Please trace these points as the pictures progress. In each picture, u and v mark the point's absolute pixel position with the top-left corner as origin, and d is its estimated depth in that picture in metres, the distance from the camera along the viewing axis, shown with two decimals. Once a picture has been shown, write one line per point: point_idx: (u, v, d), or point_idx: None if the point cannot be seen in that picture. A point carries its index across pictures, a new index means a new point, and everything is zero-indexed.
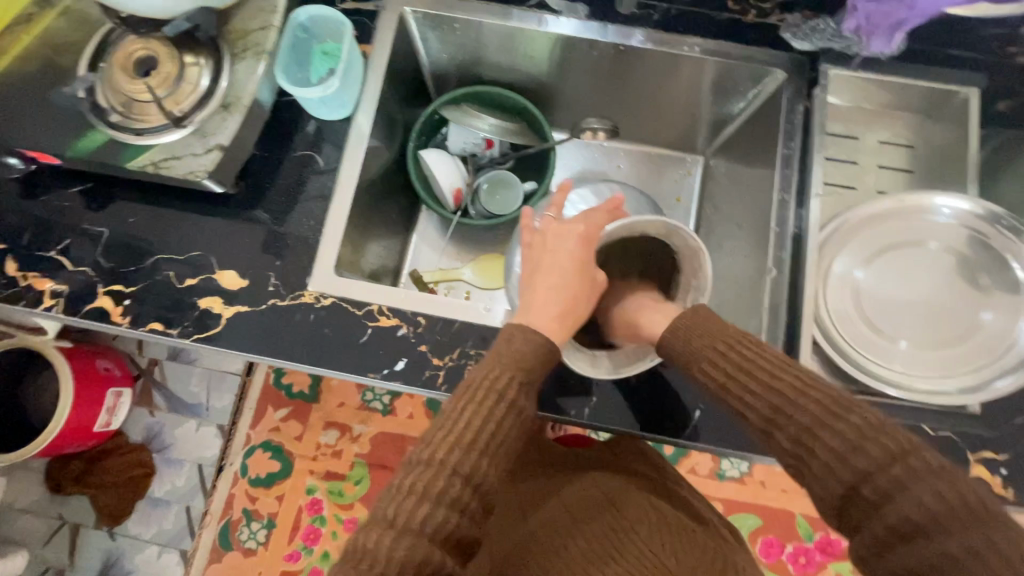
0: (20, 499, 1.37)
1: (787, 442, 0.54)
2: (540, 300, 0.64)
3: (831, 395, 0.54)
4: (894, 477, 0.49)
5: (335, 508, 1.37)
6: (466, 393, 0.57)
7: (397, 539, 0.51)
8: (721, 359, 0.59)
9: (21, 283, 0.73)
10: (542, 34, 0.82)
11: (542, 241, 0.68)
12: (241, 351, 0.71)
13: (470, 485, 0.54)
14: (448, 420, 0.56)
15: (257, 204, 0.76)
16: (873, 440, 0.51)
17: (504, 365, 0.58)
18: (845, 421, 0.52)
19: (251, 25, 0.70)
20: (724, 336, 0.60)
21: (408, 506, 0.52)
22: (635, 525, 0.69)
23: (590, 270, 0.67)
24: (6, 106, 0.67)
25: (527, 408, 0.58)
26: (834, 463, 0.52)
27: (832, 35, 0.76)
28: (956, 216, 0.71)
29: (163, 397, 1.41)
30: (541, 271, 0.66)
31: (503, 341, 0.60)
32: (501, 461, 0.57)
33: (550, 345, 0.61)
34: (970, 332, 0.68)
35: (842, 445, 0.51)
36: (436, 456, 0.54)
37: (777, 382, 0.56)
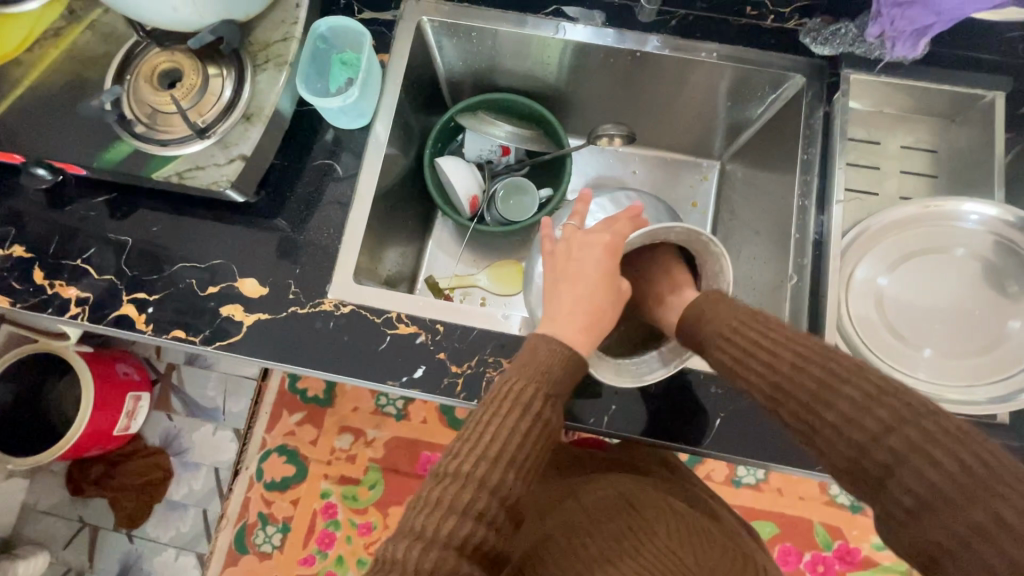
0: (42, 501, 1.40)
1: (796, 415, 0.54)
2: (564, 310, 0.63)
3: (836, 365, 0.53)
4: (892, 449, 0.48)
5: (350, 512, 1.37)
6: (492, 404, 0.57)
7: (425, 551, 0.51)
8: (729, 339, 0.60)
9: (47, 291, 0.75)
10: (558, 42, 0.82)
11: (565, 251, 0.68)
12: (263, 358, 0.72)
13: (498, 499, 0.53)
14: (476, 432, 0.55)
15: (277, 213, 0.77)
16: (871, 410, 0.50)
17: (530, 375, 0.58)
18: (843, 394, 0.51)
19: (272, 36, 0.71)
20: (731, 317, 0.61)
21: (434, 518, 0.52)
22: (653, 522, 0.68)
23: (615, 280, 0.66)
24: (36, 118, 0.68)
25: (553, 419, 0.58)
26: (840, 430, 0.51)
27: (854, 39, 0.76)
28: (983, 222, 0.70)
29: (180, 402, 1.43)
30: (567, 281, 0.65)
31: (529, 350, 0.60)
32: (528, 473, 0.56)
33: (572, 353, 0.60)
34: (998, 341, 0.67)
35: (840, 419, 0.51)
36: (463, 470, 0.53)
37: (779, 357, 0.56)
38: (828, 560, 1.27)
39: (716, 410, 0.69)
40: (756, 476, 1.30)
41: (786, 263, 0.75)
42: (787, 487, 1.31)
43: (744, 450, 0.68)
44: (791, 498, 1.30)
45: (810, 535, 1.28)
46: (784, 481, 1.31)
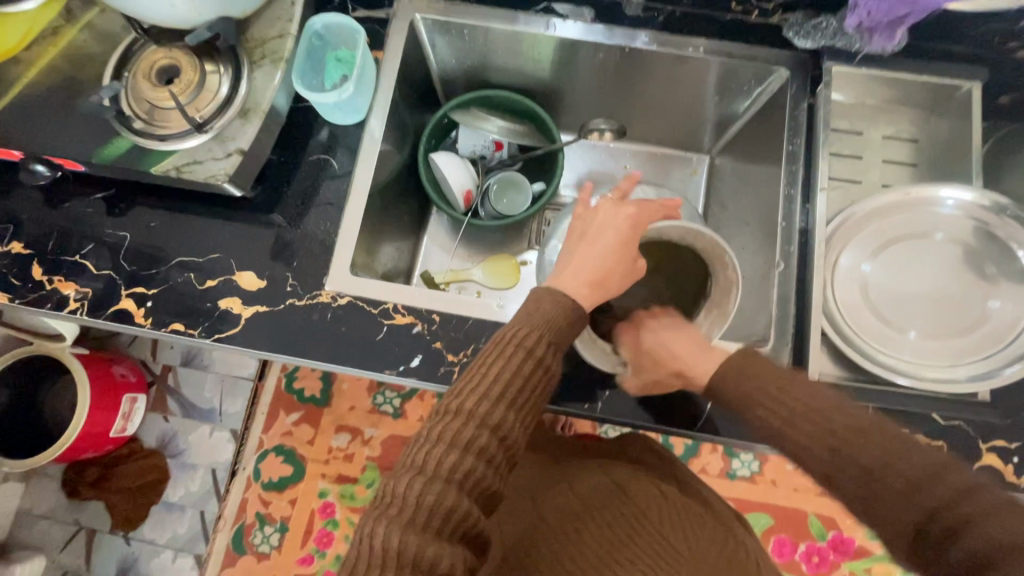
0: (39, 505, 1.39)
1: (853, 481, 0.54)
2: (575, 267, 0.65)
3: (893, 432, 0.54)
4: (967, 507, 0.48)
5: (348, 511, 1.38)
6: (494, 349, 0.58)
7: (426, 485, 0.51)
8: (774, 399, 0.58)
9: (46, 287, 0.76)
10: (548, 37, 0.84)
11: (590, 217, 0.68)
12: (261, 350, 0.73)
13: (497, 436, 0.55)
14: (477, 374, 0.57)
15: (274, 208, 0.78)
16: (944, 471, 0.51)
17: (531, 325, 0.59)
18: (915, 454, 0.52)
19: (268, 33, 0.72)
20: (773, 377, 0.60)
21: (436, 452, 0.53)
22: (647, 507, 0.69)
23: (630, 254, 0.66)
24: (35, 115, 0.69)
25: (552, 366, 0.59)
26: (903, 497, 0.51)
27: (835, 32, 0.77)
28: (960, 208, 0.72)
29: (177, 403, 1.43)
30: (586, 238, 0.66)
31: (532, 302, 0.61)
32: (525, 418, 0.57)
33: (575, 309, 0.62)
34: (979, 322, 0.69)
35: (912, 478, 0.51)
36: (465, 407, 0.55)
37: (837, 417, 0.55)
38: (822, 550, 1.28)
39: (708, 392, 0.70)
40: (751, 467, 1.32)
41: (773, 251, 0.77)
42: (781, 479, 1.33)
43: (736, 432, 0.69)
44: (785, 489, 1.31)
45: (804, 526, 1.29)
46: (779, 473, 1.33)
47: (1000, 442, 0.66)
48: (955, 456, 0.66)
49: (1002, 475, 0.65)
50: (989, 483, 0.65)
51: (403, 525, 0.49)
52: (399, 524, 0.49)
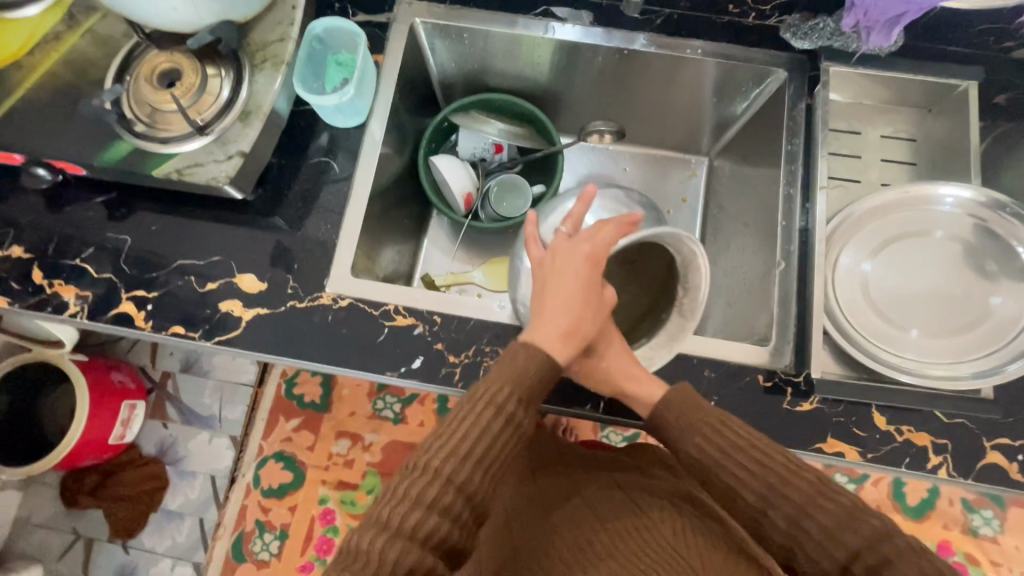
0: (36, 514, 1.38)
1: (780, 522, 0.57)
2: (546, 317, 0.63)
3: (821, 476, 0.57)
4: (883, 553, 0.52)
5: (348, 518, 1.37)
6: (466, 406, 0.58)
7: (389, 541, 0.52)
8: (708, 441, 0.60)
9: (46, 291, 0.76)
10: (547, 41, 0.84)
11: (548, 263, 0.66)
12: (262, 352, 0.73)
13: (462, 495, 0.55)
14: (447, 430, 0.57)
15: (275, 211, 0.78)
16: (862, 518, 0.54)
17: (505, 379, 0.59)
18: (837, 501, 0.55)
19: (269, 37, 0.73)
20: (708, 416, 0.61)
21: (401, 510, 0.53)
22: (660, 522, 0.70)
23: (595, 292, 0.65)
24: (35, 119, 0.69)
25: (525, 422, 0.59)
26: (824, 540, 0.55)
27: (832, 33, 0.78)
28: (959, 205, 0.72)
29: (176, 410, 1.42)
30: (547, 286, 0.64)
31: (508, 358, 0.61)
32: (496, 472, 0.58)
33: (553, 361, 0.61)
34: (980, 319, 0.69)
35: (833, 523, 0.54)
36: (432, 464, 0.55)
37: (770, 462, 0.58)
38: None
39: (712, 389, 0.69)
40: None
41: (774, 251, 0.77)
42: None
43: None
44: None
45: None
46: None
47: (1004, 440, 0.66)
48: (959, 453, 0.65)
49: (1007, 473, 0.65)
50: (994, 480, 0.65)
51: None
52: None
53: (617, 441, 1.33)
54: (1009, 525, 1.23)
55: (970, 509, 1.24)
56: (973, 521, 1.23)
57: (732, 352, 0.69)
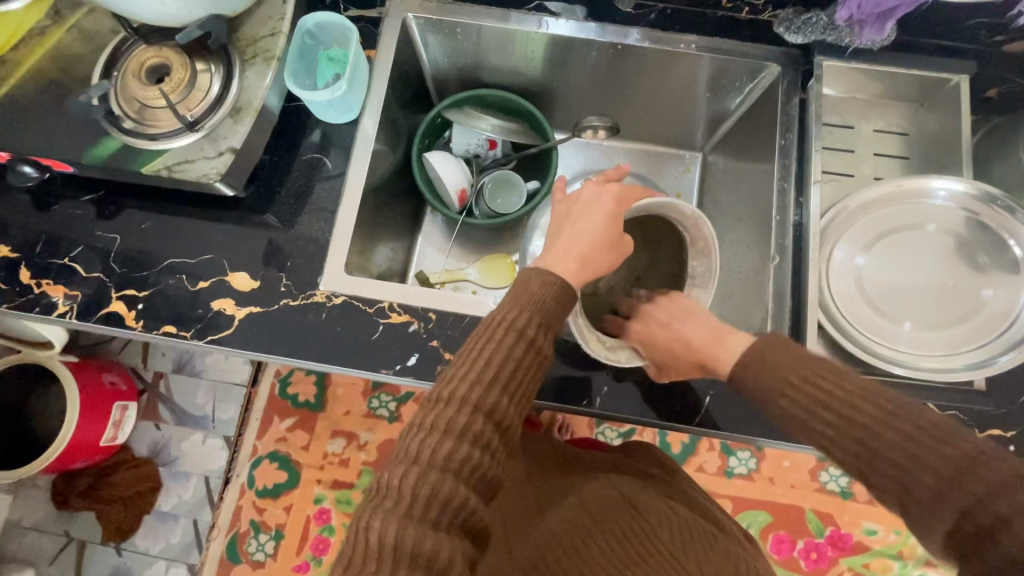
0: (27, 517, 1.36)
1: (887, 474, 0.50)
2: (563, 247, 0.66)
3: (928, 420, 0.50)
4: (1011, 505, 0.44)
5: (344, 517, 1.36)
6: (485, 331, 0.57)
7: (422, 476, 0.50)
8: (800, 389, 0.55)
9: (34, 290, 0.74)
10: (541, 36, 0.84)
11: (574, 201, 0.70)
12: (255, 351, 0.72)
13: (492, 421, 0.54)
14: (468, 358, 0.56)
15: (267, 208, 0.77)
16: (982, 467, 0.46)
17: (524, 305, 0.59)
18: (948, 450, 0.48)
19: (260, 32, 0.72)
20: (795, 364, 0.56)
21: (430, 441, 0.51)
22: (656, 524, 0.68)
23: (617, 234, 0.68)
24: (22, 116, 0.68)
25: (546, 348, 0.59)
26: (938, 494, 0.47)
27: (825, 27, 0.78)
28: (951, 198, 0.73)
29: (169, 410, 1.41)
30: (570, 221, 0.68)
31: (521, 284, 0.61)
32: (519, 398, 0.57)
33: (566, 285, 0.62)
34: (974, 311, 0.70)
35: (947, 474, 0.47)
36: (458, 394, 0.53)
37: (860, 411, 0.51)
38: (821, 546, 1.28)
39: (706, 388, 0.70)
40: (748, 465, 1.31)
41: (768, 245, 0.77)
42: (778, 476, 1.32)
43: (734, 427, 0.69)
44: (783, 486, 1.31)
45: (803, 522, 1.29)
46: (776, 470, 1.33)
47: (997, 431, 0.66)
48: None
49: None
50: None
51: (401, 518, 0.48)
52: (397, 517, 0.48)
53: (611, 438, 1.33)
54: None
55: None
56: None
57: None
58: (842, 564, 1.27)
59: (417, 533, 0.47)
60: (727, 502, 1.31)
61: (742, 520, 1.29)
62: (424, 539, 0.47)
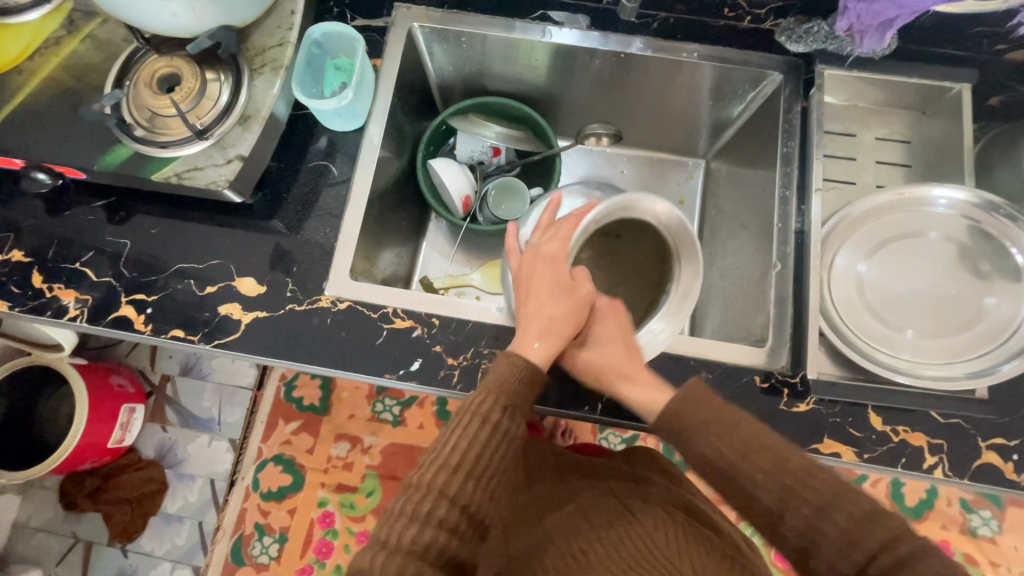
0: (35, 518, 1.38)
1: (799, 523, 0.54)
2: (527, 321, 0.65)
3: (835, 479, 0.54)
4: (898, 557, 0.50)
5: (347, 521, 1.36)
6: (455, 418, 0.59)
7: (389, 557, 0.51)
8: (726, 439, 0.57)
9: (46, 294, 0.76)
10: (544, 45, 0.85)
11: (522, 270, 0.69)
12: (261, 355, 0.73)
13: (464, 513, 0.54)
14: (438, 443, 0.57)
15: (273, 214, 0.78)
16: (880, 523, 0.51)
17: (492, 390, 0.60)
18: (854, 505, 0.52)
19: (269, 42, 0.73)
20: (723, 413, 0.58)
21: (399, 526, 0.53)
22: (653, 528, 0.68)
23: (564, 283, 0.66)
24: (38, 124, 0.70)
25: (513, 429, 0.59)
26: (842, 545, 0.52)
27: (826, 36, 0.79)
28: (953, 206, 0.73)
29: (175, 413, 1.42)
30: (523, 296, 0.67)
31: (488, 371, 0.62)
32: (493, 487, 0.57)
33: (524, 363, 0.62)
34: (976, 319, 0.70)
35: (851, 529, 0.52)
36: (426, 480, 0.55)
37: (782, 467, 0.55)
38: None
39: None
40: None
41: (770, 252, 0.77)
42: None
43: None
44: None
45: None
46: None
47: (1000, 440, 0.66)
48: (955, 453, 0.66)
49: (1001, 473, 0.65)
50: (991, 480, 0.65)
51: None
52: None
53: (615, 444, 1.33)
54: (1007, 526, 1.24)
55: (968, 510, 1.25)
56: (972, 522, 1.24)
57: (731, 354, 0.70)
58: None
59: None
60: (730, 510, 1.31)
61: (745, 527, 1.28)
62: None
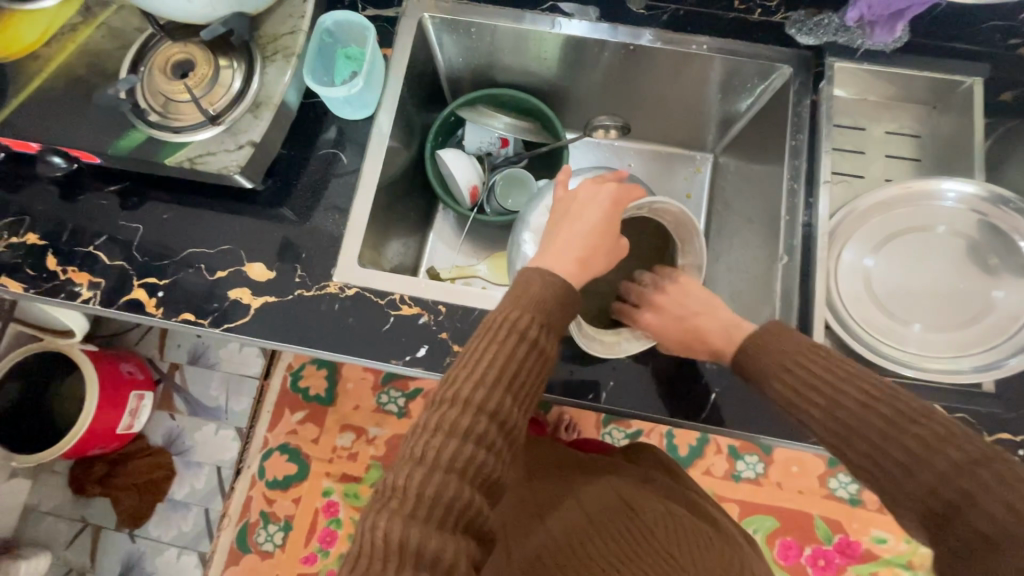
0: (46, 501, 1.40)
1: (864, 446, 0.54)
2: (561, 244, 0.66)
3: (910, 404, 0.54)
4: (972, 477, 0.48)
5: (351, 511, 1.37)
6: (487, 333, 0.58)
7: (426, 476, 0.50)
8: (797, 369, 0.59)
9: (60, 277, 0.77)
10: (554, 36, 0.85)
11: (572, 200, 0.70)
12: (269, 340, 0.74)
13: (495, 422, 0.54)
14: (471, 359, 0.56)
15: (283, 202, 0.79)
16: (946, 446, 0.50)
17: (527, 306, 0.59)
18: (920, 428, 0.52)
19: (280, 30, 0.74)
20: (799, 346, 0.61)
21: (434, 442, 0.52)
22: (653, 524, 0.69)
23: (614, 234, 0.68)
24: (53, 109, 0.71)
25: (547, 349, 0.59)
26: (908, 462, 0.51)
27: (837, 29, 0.79)
28: (961, 200, 0.72)
29: (183, 401, 1.44)
30: (567, 221, 0.68)
31: (522, 285, 0.61)
32: (524, 400, 0.57)
33: (566, 284, 0.62)
34: (983, 313, 0.70)
35: (922, 445, 0.51)
36: (461, 395, 0.54)
37: (844, 392, 0.56)
38: (828, 554, 1.27)
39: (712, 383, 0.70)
40: (755, 469, 1.31)
41: (777, 245, 0.77)
42: (786, 481, 1.32)
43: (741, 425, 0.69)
44: (790, 492, 1.30)
45: (810, 528, 1.28)
46: (783, 475, 1.32)
47: (1005, 436, 0.66)
48: None
49: None
50: None
51: (405, 518, 0.48)
52: (402, 517, 0.48)
53: (619, 440, 1.33)
54: None
55: None
56: None
57: None
58: (850, 572, 1.25)
59: (423, 534, 0.47)
60: (733, 506, 1.31)
61: (748, 525, 1.28)
62: (430, 541, 0.47)
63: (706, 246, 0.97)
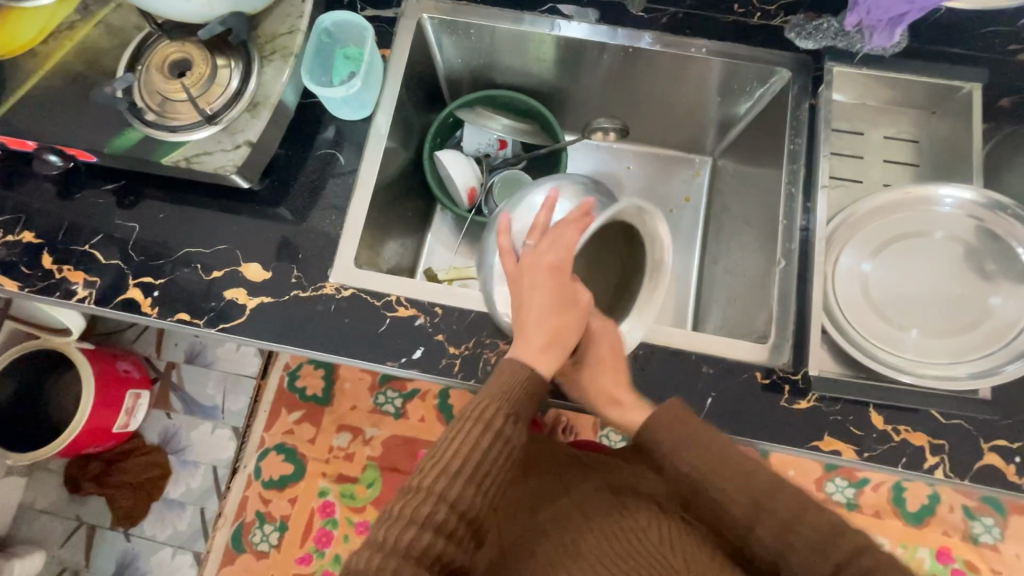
0: (41, 499, 1.40)
1: (770, 538, 0.54)
2: (527, 331, 0.62)
3: (796, 492, 0.55)
4: (870, 569, 0.49)
5: (347, 511, 1.37)
6: (454, 425, 0.57)
7: (385, 558, 0.50)
8: (692, 459, 0.57)
9: (56, 275, 0.77)
10: (552, 38, 0.85)
11: (520, 273, 0.64)
12: (265, 341, 0.74)
13: (456, 512, 0.53)
14: (437, 450, 0.55)
15: (280, 202, 0.79)
16: (841, 535, 0.52)
17: (496, 396, 0.58)
18: (818, 517, 0.53)
19: (279, 29, 0.74)
20: (703, 436, 0.58)
21: (396, 530, 0.51)
22: (646, 520, 0.66)
23: (570, 294, 0.63)
24: (50, 107, 0.71)
25: (514, 438, 0.57)
26: (811, 554, 0.52)
27: (835, 33, 0.79)
28: (958, 206, 0.72)
29: (179, 399, 1.44)
30: (523, 302, 0.63)
31: (492, 376, 0.60)
32: (492, 490, 0.55)
33: (533, 368, 0.60)
34: (981, 319, 0.69)
35: (818, 539, 0.52)
36: (425, 485, 0.53)
37: (745, 483, 0.55)
38: None
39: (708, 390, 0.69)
40: None
41: (775, 249, 0.77)
42: None
43: (741, 428, 0.67)
44: None
45: None
46: None
47: (1002, 442, 0.66)
48: (956, 454, 0.66)
49: (1003, 475, 0.65)
50: (991, 482, 0.65)
51: None
52: None
53: (616, 443, 1.33)
54: (1009, 533, 1.24)
55: (970, 516, 1.25)
56: (974, 529, 1.24)
57: (733, 349, 0.70)
58: None
59: None
60: None
61: None
62: None
63: (705, 249, 0.97)
